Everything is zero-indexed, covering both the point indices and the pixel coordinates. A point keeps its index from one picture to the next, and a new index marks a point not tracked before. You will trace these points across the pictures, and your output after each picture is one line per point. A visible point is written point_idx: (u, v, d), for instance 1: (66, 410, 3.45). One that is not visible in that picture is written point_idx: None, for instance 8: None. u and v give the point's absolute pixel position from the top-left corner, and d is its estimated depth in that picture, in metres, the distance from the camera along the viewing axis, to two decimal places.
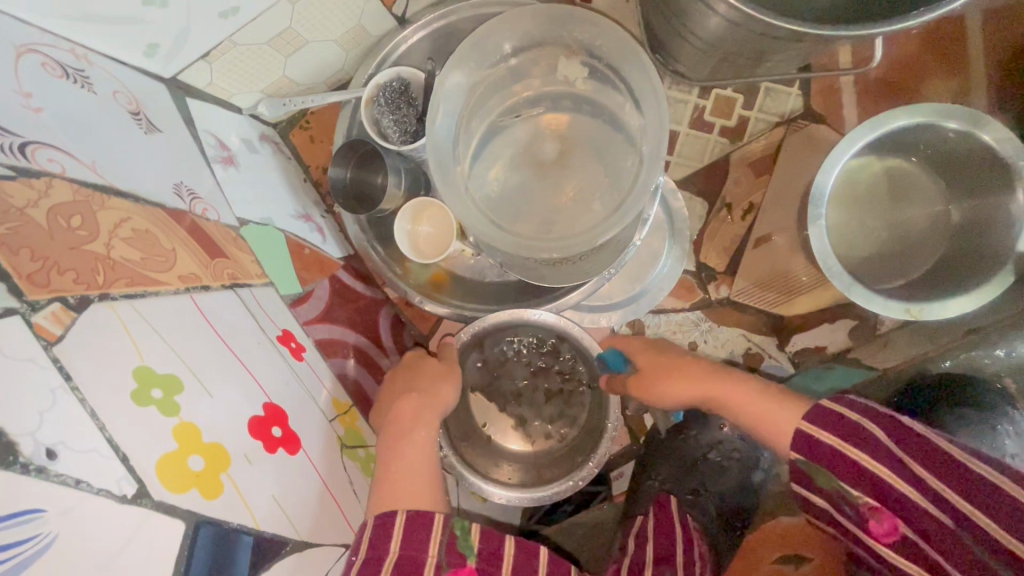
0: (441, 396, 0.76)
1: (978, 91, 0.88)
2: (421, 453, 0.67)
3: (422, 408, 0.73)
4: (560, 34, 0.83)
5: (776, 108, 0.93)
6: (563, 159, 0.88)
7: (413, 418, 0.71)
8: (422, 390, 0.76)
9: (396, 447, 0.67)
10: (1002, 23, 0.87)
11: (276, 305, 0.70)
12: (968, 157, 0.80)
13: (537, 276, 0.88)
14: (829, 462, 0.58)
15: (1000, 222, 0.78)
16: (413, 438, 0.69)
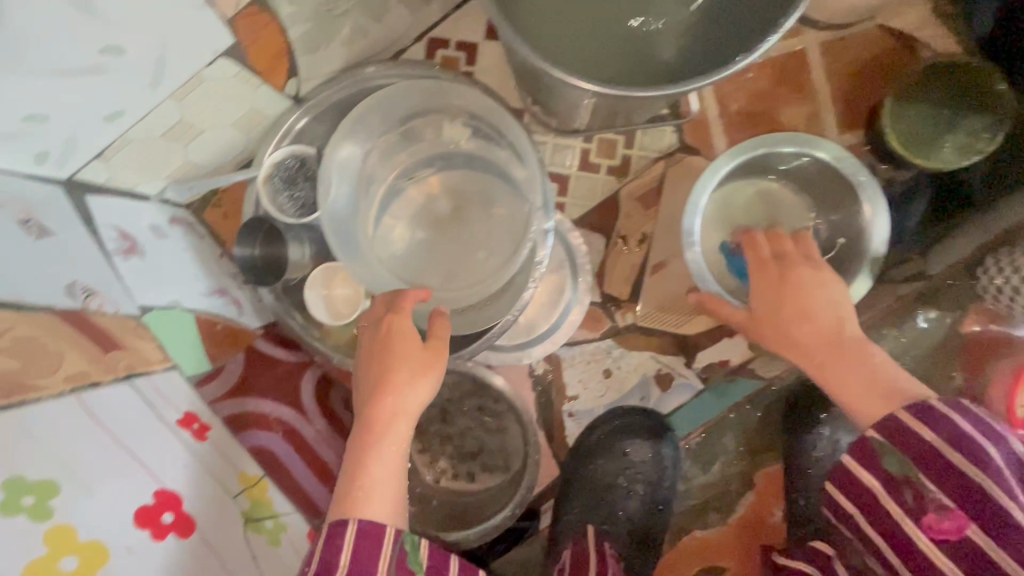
0: (417, 397, 0.68)
1: (829, 114, 0.97)
2: (392, 464, 0.63)
3: (399, 408, 0.66)
4: (441, 102, 0.90)
5: (655, 145, 1.01)
6: (458, 213, 0.94)
7: (387, 420, 0.66)
8: (396, 384, 0.68)
9: (366, 454, 0.63)
10: (840, 52, 0.96)
11: (178, 389, 0.74)
12: (815, 174, 0.91)
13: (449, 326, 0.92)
14: (921, 456, 0.58)
15: (855, 228, 0.87)
16: (386, 443, 0.65)
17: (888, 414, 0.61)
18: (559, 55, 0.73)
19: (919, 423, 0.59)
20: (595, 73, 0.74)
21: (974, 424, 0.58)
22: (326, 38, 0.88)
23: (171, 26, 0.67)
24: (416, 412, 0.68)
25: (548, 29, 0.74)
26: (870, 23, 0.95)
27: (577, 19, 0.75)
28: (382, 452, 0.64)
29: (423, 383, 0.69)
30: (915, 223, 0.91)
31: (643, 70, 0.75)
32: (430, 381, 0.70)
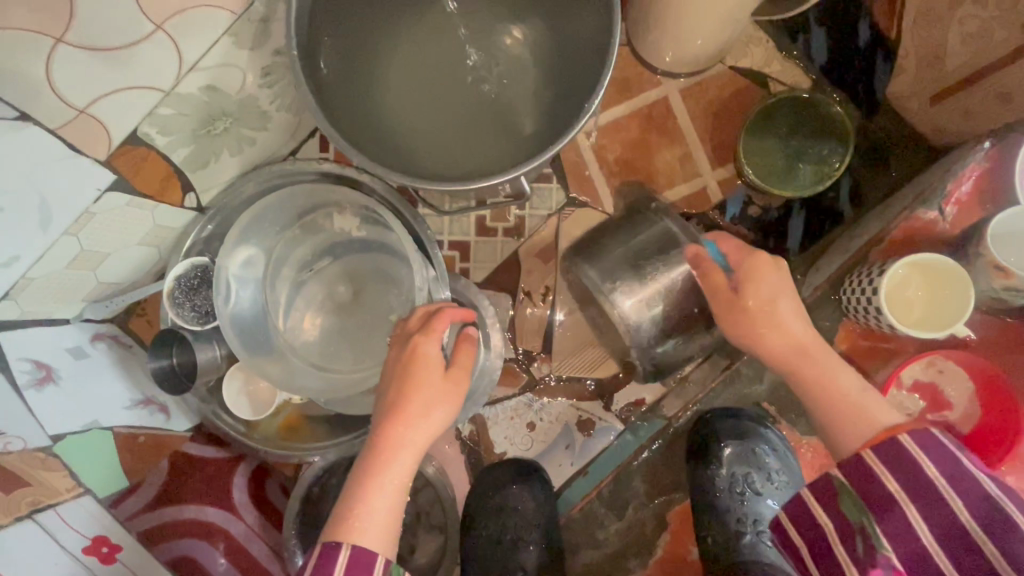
0: (425, 432, 0.68)
1: (700, 153, 1.03)
2: (393, 495, 0.65)
3: (407, 443, 0.66)
4: (329, 197, 0.96)
5: (544, 204, 1.06)
6: (358, 297, 0.99)
7: (394, 450, 0.66)
8: (413, 417, 0.67)
9: (374, 483, 0.65)
10: (699, 96, 1.02)
11: (83, 515, 0.82)
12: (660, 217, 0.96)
13: (359, 406, 0.95)
14: (878, 500, 0.62)
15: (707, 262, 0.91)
16: (390, 473, 0.66)
17: (860, 458, 0.64)
18: (422, 165, 0.80)
19: (883, 467, 0.63)
20: (460, 170, 0.81)
21: (944, 470, 0.60)
22: (212, 154, 0.94)
23: (46, 178, 0.73)
24: (424, 445, 0.68)
25: (405, 146, 0.81)
26: (720, 66, 1.01)
27: (428, 127, 0.82)
28: (386, 481, 0.65)
29: (435, 417, 0.68)
30: (793, 247, 0.99)
31: (502, 156, 0.83)
32: (439, 416, 0.68)
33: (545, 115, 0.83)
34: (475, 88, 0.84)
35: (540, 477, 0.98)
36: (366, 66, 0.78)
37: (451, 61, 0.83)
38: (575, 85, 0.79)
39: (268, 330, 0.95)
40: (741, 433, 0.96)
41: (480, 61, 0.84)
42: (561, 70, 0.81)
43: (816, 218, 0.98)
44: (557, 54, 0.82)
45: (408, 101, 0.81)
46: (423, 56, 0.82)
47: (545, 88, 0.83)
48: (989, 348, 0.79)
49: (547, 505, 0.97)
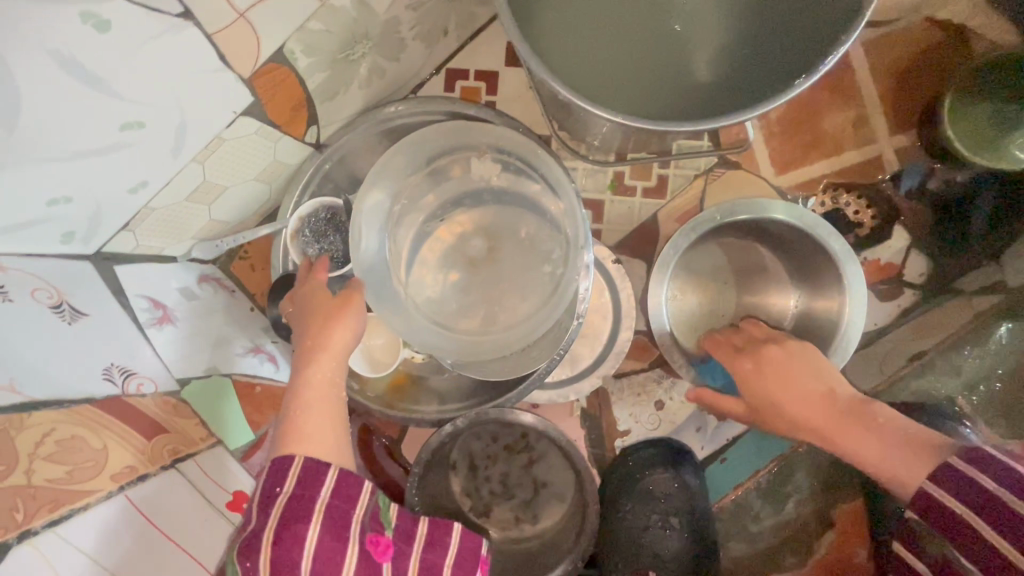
0: (338, 338, 0.70)
1: (877, 116, 0.91)
2: (328, 388, 0.67)
3: (338, 346, 0.70)
4: (468, 139, 0.87)
5: (692, 164, 0.95)
6: (493, 253, 0.88)
7: (315, 359, 0.68)
8: (322, 336, 0.70)
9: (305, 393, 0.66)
10: (884, 51, 0.90)
11: (221, 467, 0.77)
12: (792, 236, 0.89)
13: (488, 371, 0.89)
14: (947, 526, 0.59)
15: (834, 297, 0.87)
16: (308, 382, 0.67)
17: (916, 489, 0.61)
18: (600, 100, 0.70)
19: (953, 502, 0.58)
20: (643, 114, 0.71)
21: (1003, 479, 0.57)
22: (344, 83, 0.85)
23: (191, 99, 0.65)
24: (343, 353, 0.70)
25: (558, 57, 0.71)
26: (915, 16, 0.89)
27: (590, 46, 0.73)
28: (316, 377, 0.67)
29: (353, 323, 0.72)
30: (981, 227, 0.88)
31: (665, 102, 0.72)
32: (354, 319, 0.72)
33: (727, 64, 0.73)
34: (660, 29, 0.75)
35: (693, 465, 0.91)
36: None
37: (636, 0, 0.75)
38: (781, 32, 0.70)
39: (390, 283, 0.88)
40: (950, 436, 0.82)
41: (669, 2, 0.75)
42: (767, 13, 0.72)
43: (1007, 198, 0.87)
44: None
45: (578, 14, 0.73)
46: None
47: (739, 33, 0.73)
48: None
49: (700, 493, 0.90)
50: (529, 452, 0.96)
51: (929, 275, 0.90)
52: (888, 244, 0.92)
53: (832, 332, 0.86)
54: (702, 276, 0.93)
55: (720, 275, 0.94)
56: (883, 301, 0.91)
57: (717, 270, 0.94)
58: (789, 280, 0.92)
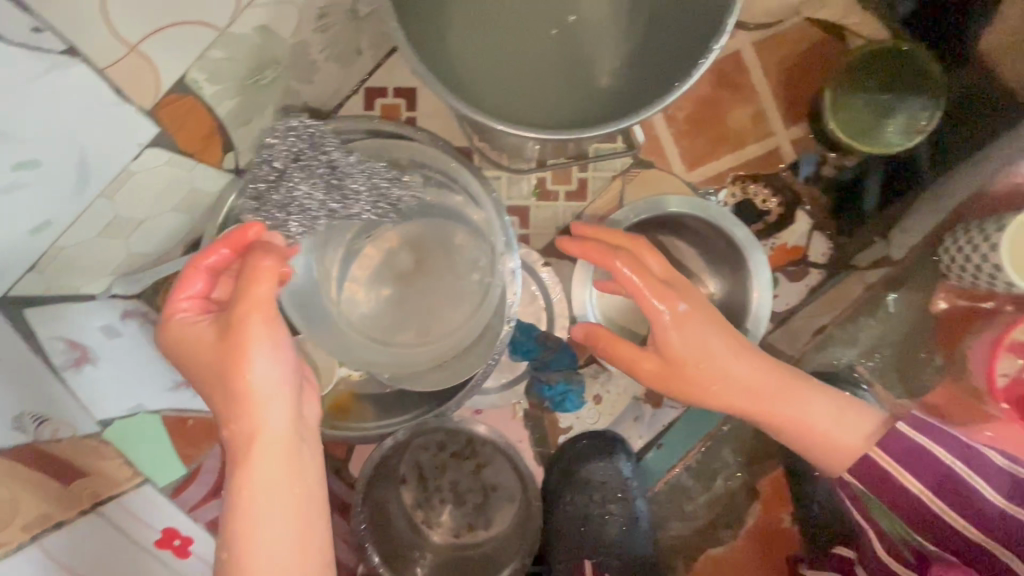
0: (259, 412, 0.60)
1: (773, 110, 0.98)
2: (272, 466, 0.60)
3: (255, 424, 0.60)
4: (385, 156, 0.89)
5: (609, 165, 1.00)
6: (420, 265, 0.91)
7: (248, 444, 0.59)
8: (241, 405, 0.59)
9: (241, 488, 0.58)
10: (773, 50, 0.97)
11: (149, 507, 0.76)
12: (703, 228, 0.94)
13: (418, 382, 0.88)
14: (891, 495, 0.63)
15: (743, 283, 0.92)
16: (242, 470, 0.59)
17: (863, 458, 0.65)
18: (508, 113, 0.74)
19: (897, 467, 0.62)
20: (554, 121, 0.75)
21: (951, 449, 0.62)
22: (257, 107, 0.85)
23: (86, 134, 0.64)
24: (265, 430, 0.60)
25: (465, 74, 0.75)
26: (796, 19, 0.96)
27: (494, 61, 0.76)
28: (247, 479, 0.59)
29: (268, 365, 0.59)
30: (871, 209, 0.96)
31: (572, 109, 0.76)
32: (266, 368, 0.59)
33: (623, 72, 0.77)
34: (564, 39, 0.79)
35: (626, 453, 0.93)
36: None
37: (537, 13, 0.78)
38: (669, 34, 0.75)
39: (320, 304, 0.88)
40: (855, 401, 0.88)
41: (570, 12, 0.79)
42: (656, 18, 0.76)
43: (896, 181, 0.94)
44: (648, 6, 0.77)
45: (482, 29, 0.76)
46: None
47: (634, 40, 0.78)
48: None
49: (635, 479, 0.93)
50: (477, 458, 0.97)
51: (831, 254, 0.97)
52: (792, 228, 0.99)
53: (745, 313, 0.92)
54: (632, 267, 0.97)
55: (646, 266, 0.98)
56: (791, 282, 0.98)
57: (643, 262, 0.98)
58: (708, 269, 0.97)
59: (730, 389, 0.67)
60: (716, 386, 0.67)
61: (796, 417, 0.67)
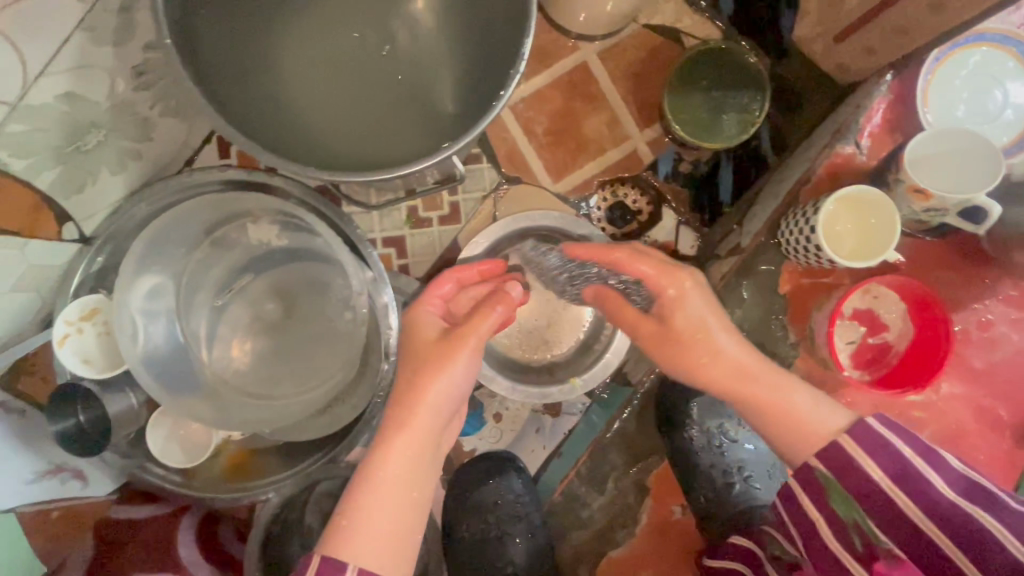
0: (434, 391, 0.61)
1: (625, 116, 1.01)
2: (407, 461, 0.60)
3: (431, 402, 0.61)
4: (237, 206, 0.85)
5: (478, 186, 1.01)
6: (290, 312, 0.89)
7: (401, 430, 0.60)
8: (416, 395, 0.61)
9: (376, 471, 0.59)
10: (617, 59, 1.00)
11: None
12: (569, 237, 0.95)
13: (294, 432, 0.88)
14: (856, 491, 0.59)
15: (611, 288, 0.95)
16: (399, 456, 0.59)
17: (830, 442, 0.60)
18: (354, 152, 0.75)
19: (864, 458, 0.58)
20: (402, 150, 0.76)
21: (915, 445, 0.58)
22: (89, 175, 0.81)
23: None
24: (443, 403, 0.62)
25: (304, 118, 0.74)
26: (635, 26, 1.00)
27: (335, 108, 0.76)
28: (391, 471, 0.59)
29: (460, 377, 0.62)
30: (725, 200, 1.02)
31: (420, 133, 0.77)
32: (457, 372, 0.62)
33: (462, 92, 0.78)
34: (398, 64, 0.79)
35: (517, 470, 0.89)
36: (265, 39, 0.74)
37: (365, 41, 0.78)
38: (491, 41, 0.75)
39: (188, 370, 0.85)
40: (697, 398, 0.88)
41: (397, 34, 0.79)
42: (477, 29, 0.77)
43: (744, 167, 1.01)
44: (469, 24, 0.78)
45: (313, 78, 0.76)
46: (332, 32, 0.77)
47: (462, 55, 0.78)
48: (914, 269, 0.82)
49: (528, 495, 0.89)
50: None
51: (699, 245, 1.02)
52: (661, 226, 1.02)
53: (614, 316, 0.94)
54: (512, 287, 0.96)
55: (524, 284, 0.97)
56: None
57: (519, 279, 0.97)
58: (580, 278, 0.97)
59: (718, 366, 0.65)
60: (710, 365, 0.65)
61: (802, 417, 0.62)
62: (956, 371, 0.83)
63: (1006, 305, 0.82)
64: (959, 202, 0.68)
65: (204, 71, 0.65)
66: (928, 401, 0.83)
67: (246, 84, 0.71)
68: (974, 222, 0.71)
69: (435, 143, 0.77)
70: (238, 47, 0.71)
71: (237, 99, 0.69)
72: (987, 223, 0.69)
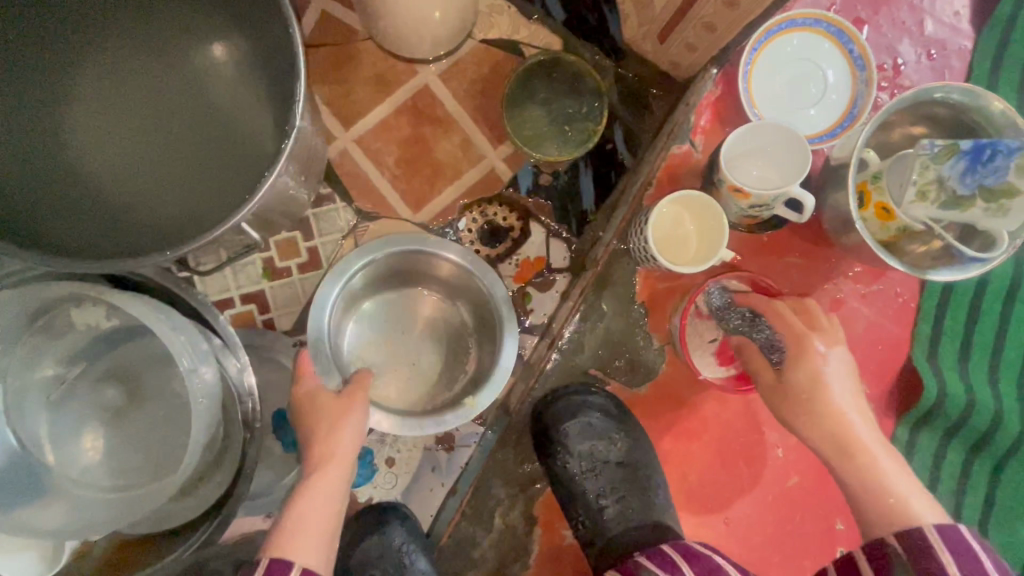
0: (343, 444, 0.71)
1: (476, 135, 0.98)
2: (324, 494, 0.67)
3: (339, 450, 0.71)
4: (51, 295, 0.76)
5: (334, 226, 0.96)
6: (134, 398, 0.85)
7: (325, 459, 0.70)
8: (330, 434, 0.71)
9: (306, 495, 0.67)
10: (459, 77, 0.98)
11: None
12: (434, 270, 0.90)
13: (163, 518, 0.85)
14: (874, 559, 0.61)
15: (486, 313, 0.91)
16: (326, 479, 0.69)
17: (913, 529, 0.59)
18: (171, 216, 0.70)
19: (901, 552, 0.59)
20: (221, 201, 0.71)
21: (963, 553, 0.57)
22: None
23: None
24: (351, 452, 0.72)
25: (110, 192, 0.70)
26: (472, 42, 0.98)
27: (146, 171, 0.71)
28: (331, 481, 0.68)
29: (358, 429, 0.73)
30: (589, 206, 0.99)
31: (237, 177, 0.72)
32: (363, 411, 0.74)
33: (275, 128, 0.72)
34: (199, 108, 0.73)
35: (399, 518, 0.86)
36: (55, 120, 0.69)
37: (157, 92, 0.72)
38: (283, 68, 0.69)
39: (25, 482, 0.76)
40: (574, 419, 0.85)
41: (190, 78, 0.73)
42: (267, 60, 0.71)
43: (604, 171, 0.98)
44: (265, 56, 0.71)
45: (117, 146, 0.71)
46: (129, 93, 0.72)
47: (262, 88, 0.72)
48: (762, 260, 0.83)
49: (414, 541, 0.85)
50: None
51: (571, 257, 0.98)
52: (530, 241, 0.98)
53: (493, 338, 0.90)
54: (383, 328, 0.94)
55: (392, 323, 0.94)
56: (541, 293, 0.96)
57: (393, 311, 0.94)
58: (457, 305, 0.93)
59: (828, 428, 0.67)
60: (807, 425, 0.68)
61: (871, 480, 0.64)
62: None
63: (854, 281, 0.83)
64: (776, 197, 0.68)
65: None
66: None
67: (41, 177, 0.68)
68: (796, 213, 0.71)
69: (254, 185, 0.71)
70: (27, 143, 0.68)
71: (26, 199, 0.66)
72: (806, 214, 0.69)
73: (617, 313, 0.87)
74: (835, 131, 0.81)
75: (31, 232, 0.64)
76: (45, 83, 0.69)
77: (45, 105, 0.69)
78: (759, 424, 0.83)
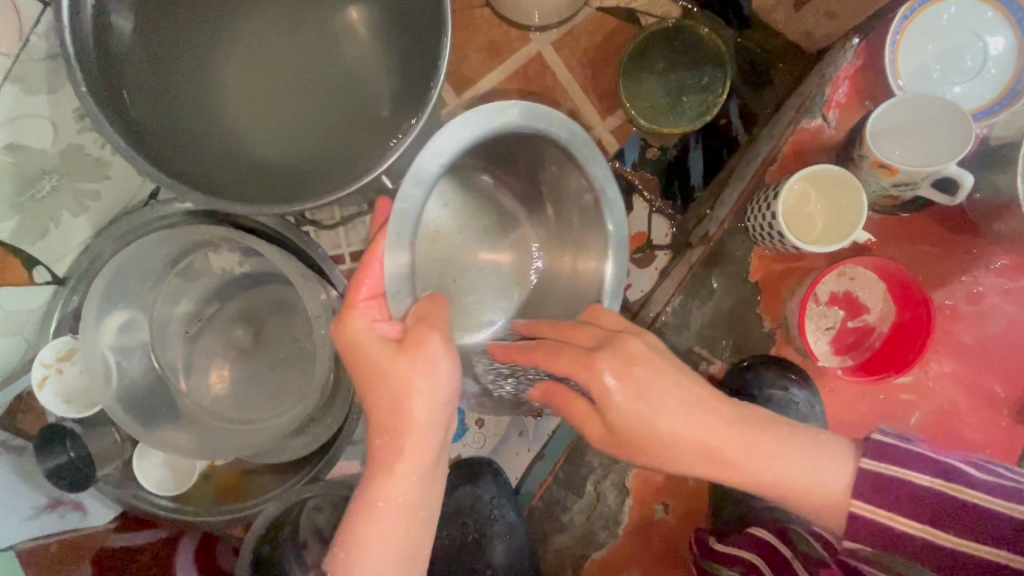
0: (421, 412, 0.56)
1: (587, 106, 0.97)
2: (409, 476, 0.56)
3: (414, 431, 0.56)
4: (198, 237, 0.84)
5: None
6: (258, 339, 0.92)
7: (396, 458, 0.56)
8: (400, 422, 0.57)
9: (375, 502, 0.55)
10: (572, 46, 0.96)
11: None
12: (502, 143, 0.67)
13: (270, 455, 0.92)
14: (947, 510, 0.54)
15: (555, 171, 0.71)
16: (398, 480, 0.56)
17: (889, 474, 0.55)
18: (297, 164, 0.70)
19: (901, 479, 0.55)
20: (347, 154, 0.71)
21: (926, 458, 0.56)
22: (50, 219, 0.79)
23: None
24: (433, 430, 0.57)
25: (241, 134, 0.69)
26: (589, 10, 0.96)
27: (286, 135, 0.70)
28: (397, 492, 0.56)
29: (438, 374, 0.57)
30: (697, 183, 0.97)
31: (364, 130, 0.71)
32: (442, 373, 0.57)
33: (407, 91, 0.71)
34: (328, 52, 0.71)
35: (492, 472, 0.91)
36: (195, 87, 0.67)
37: (288, 32, 0.70)
38: (420, 23, 0.69)
39: (167, 403, 0.86)
40: (777, 386, 0.79)
41: (323, 19, 0.70)
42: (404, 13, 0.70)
43: (715, 148, 0.96)
44: (401, 11, 0.70)
45: (256, 109, 0.69)
46: (260, 40, 0.69)
47: (393, 40, 0.71)
48: (892, 247, 0.78)
49: (503, 496, 0.90)
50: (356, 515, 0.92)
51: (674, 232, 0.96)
52: (634, 215, 0.96)
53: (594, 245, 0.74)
54: (556, 254, 0.78)
55: (570, 222, 0.76)
56: (640, 269, 0.95)
57: (563, 200, 0.75)
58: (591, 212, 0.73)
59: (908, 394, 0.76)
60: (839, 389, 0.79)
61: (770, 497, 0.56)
62: (946, 349, 0.77)
63: (997, 275, 0.76)
64: (928, 175, 0.64)
65: (147, 140, 0.65)
66: (917, 381, 0.77)
67: (191, 143, 0.67)
68: (948, 195, 0.66)
69: (379, 141, 0.71)
70: (166, 74, 0.66)
71: (170, 140, 0.66)
72: (959, 197, 0.64)
73: (727, 292, 0.84)
74: (992, 110, 0.74)
75: (179, 171, 0.66)
76: (184, 45, 0.67)
77: (186, 72, 0.67)
78: (873, 418, 0.78)
